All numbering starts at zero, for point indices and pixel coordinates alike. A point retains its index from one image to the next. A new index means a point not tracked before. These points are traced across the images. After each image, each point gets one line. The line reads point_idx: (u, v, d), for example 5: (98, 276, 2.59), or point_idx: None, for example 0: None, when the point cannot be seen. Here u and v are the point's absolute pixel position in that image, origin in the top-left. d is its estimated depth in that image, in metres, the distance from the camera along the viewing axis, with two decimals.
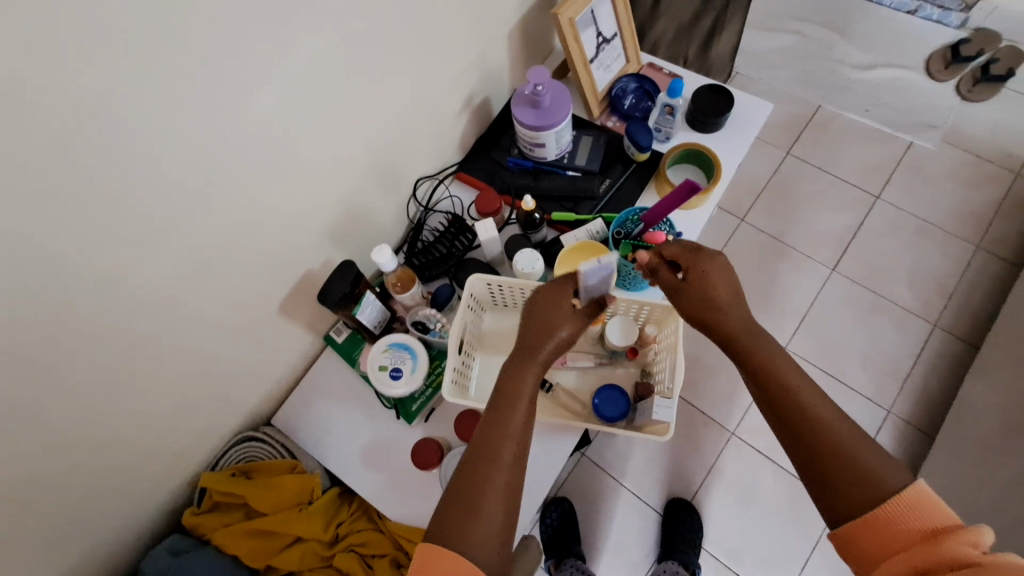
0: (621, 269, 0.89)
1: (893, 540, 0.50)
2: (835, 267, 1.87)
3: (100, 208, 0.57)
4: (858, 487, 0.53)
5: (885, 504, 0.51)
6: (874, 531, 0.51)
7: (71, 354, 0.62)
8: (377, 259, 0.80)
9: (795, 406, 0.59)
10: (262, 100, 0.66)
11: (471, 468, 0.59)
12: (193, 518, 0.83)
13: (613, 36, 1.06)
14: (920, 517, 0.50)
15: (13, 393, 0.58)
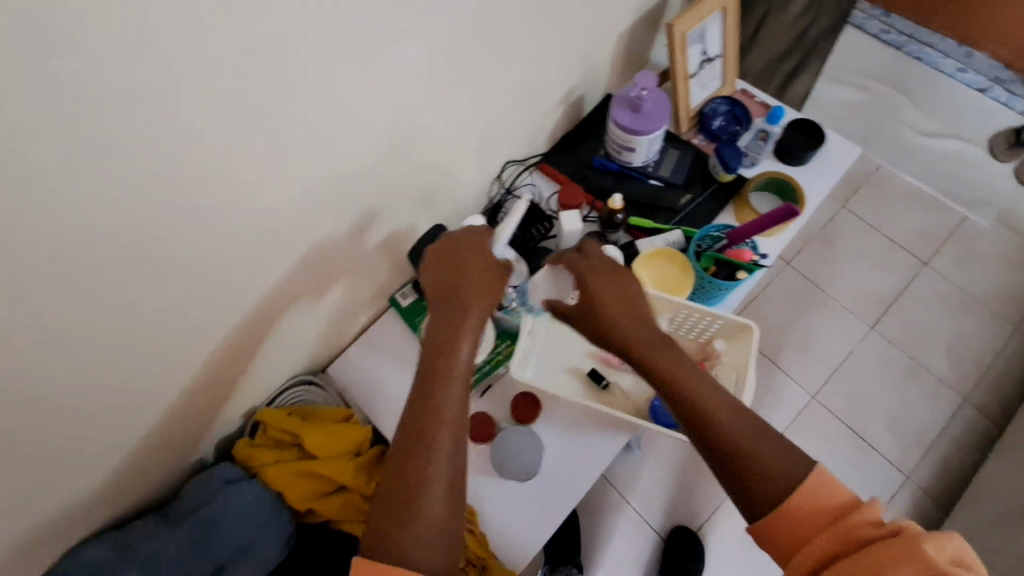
0: (698, 283, 0.90)
1: (807, 529, 0.52)
2: (873, 326, 1.86)
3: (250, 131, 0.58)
4: (769, 477, 0.54)
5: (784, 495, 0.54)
6: (782, 519, 0.53)
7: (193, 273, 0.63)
8: (468, 227, 0.81)
9: (726, 407, 0.59)
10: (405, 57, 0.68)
11: (409, 456, 0.54)
12: (245, 450, 0.86)
13: (715, 57, 1.08)
14: (824, 498, 0.52)
15: (140, 302, 0.59)
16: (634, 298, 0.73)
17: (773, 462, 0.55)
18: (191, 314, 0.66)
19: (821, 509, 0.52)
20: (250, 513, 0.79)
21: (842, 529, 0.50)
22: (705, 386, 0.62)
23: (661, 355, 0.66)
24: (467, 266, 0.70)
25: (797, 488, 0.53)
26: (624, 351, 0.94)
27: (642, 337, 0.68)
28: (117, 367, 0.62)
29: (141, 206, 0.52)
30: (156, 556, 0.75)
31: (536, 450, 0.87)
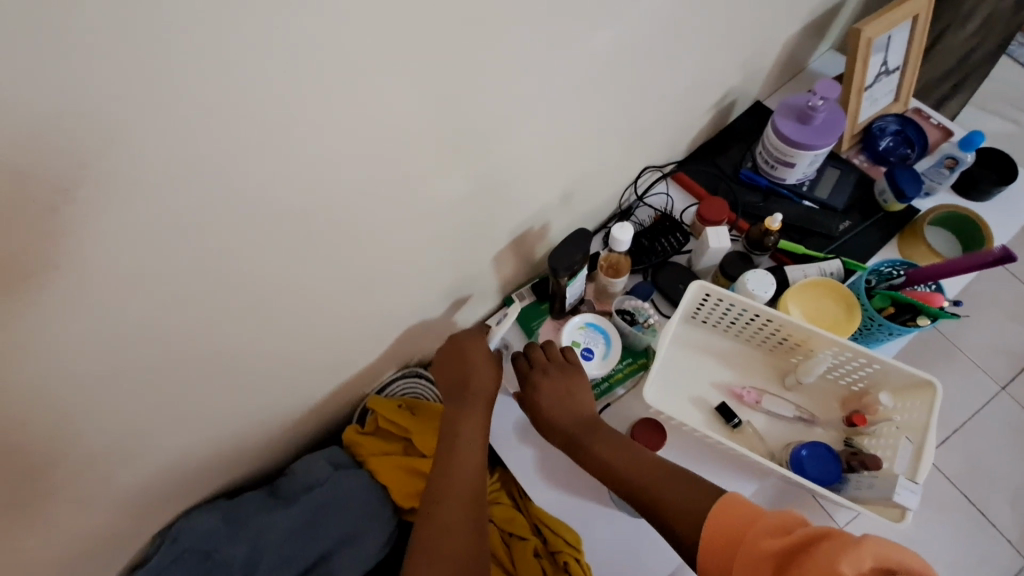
0: (863, 322, 0.79)
1: (730, 549, 0.52)
2: (1006, 387, 1.66)
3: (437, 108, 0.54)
4: (680, 515, 0.58)
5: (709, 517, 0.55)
6: (716, 546, 0.53)
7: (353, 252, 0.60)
8: (617, 234, 0.75)
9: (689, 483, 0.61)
10: (593, 47, 0.63)
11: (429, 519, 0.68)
12: (355, 436, 0.83)
13: (894, 70, 0.96)
14: (743, 515, 0.54)
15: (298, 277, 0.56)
16: (575, 389, 0.75)
17: (674, 506, 0.59)
18: (337, 289, 0.64)
19: (739, 524, 0.53)
20: (360, 502, 0.77)
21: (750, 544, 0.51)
22: (642, 463, 0.66)
23: (612, 447, 0.69)
24: (472, 354, 0.79)
25: (719, 505, 0.55)
26: (760, 388, 0.85)
27: (625, 451, 0.68)
28: (269, 334, 0.62)
29: (333, 181, 0.49)
30: (265, 531, 0.73)
31: None
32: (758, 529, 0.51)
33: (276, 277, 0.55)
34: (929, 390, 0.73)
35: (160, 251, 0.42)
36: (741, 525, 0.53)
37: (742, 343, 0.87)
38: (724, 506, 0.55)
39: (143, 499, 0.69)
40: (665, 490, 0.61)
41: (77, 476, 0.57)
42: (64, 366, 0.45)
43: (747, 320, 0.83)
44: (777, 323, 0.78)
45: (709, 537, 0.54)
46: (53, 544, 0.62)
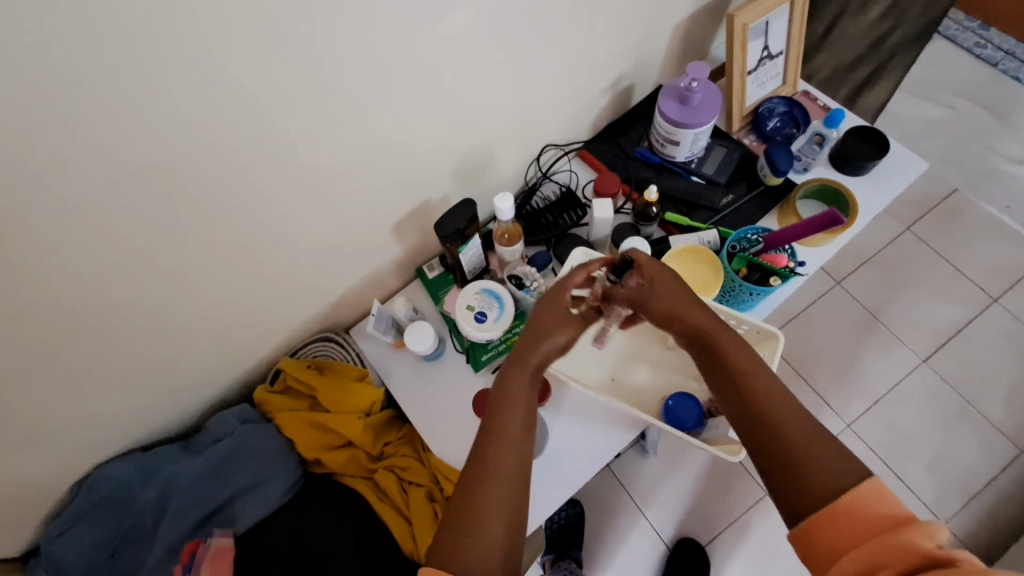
0: (727, 284, 0.86)
1: (858, 536, 0.51)
2: (925, 359, 1.76)
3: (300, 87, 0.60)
4: (820, 482, 0.54)
5: (848, 497, 0.52)
6: (838, 523, 0.52)
7: (236, 216, 0.67)
8: (498, 204, 0.82)
9: (782, 418, 0.59)
10: (457, 28, 0.69)
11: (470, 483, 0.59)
12: (264, 394, 0.89)
13: (778, 54, 1.03)
14: (881, 507, 0.51)
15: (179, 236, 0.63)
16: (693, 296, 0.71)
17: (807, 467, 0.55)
18: (229, 252, 0.71)
19: (878, 521, 0.51)
20: (265, 453, 0.84)
21: (887, 538, 0.49)
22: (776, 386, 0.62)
23: (766, 379, 0.63)
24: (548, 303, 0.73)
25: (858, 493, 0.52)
26: (643, 347, 0.93)
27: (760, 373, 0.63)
28: (166, 295, 0.69)
29: (190, 144, 0.56)
30: (175, 479, 0.80)
31: (543, 435, 0.88)
32: (898, 529, 0.49)
33: (153, 237, 0.61)
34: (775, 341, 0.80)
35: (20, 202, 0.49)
36: (883, 522, 0.50)
37: None
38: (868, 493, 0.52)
39: (58, 451, 0.75)
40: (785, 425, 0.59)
41: None
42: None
43: None
44: None
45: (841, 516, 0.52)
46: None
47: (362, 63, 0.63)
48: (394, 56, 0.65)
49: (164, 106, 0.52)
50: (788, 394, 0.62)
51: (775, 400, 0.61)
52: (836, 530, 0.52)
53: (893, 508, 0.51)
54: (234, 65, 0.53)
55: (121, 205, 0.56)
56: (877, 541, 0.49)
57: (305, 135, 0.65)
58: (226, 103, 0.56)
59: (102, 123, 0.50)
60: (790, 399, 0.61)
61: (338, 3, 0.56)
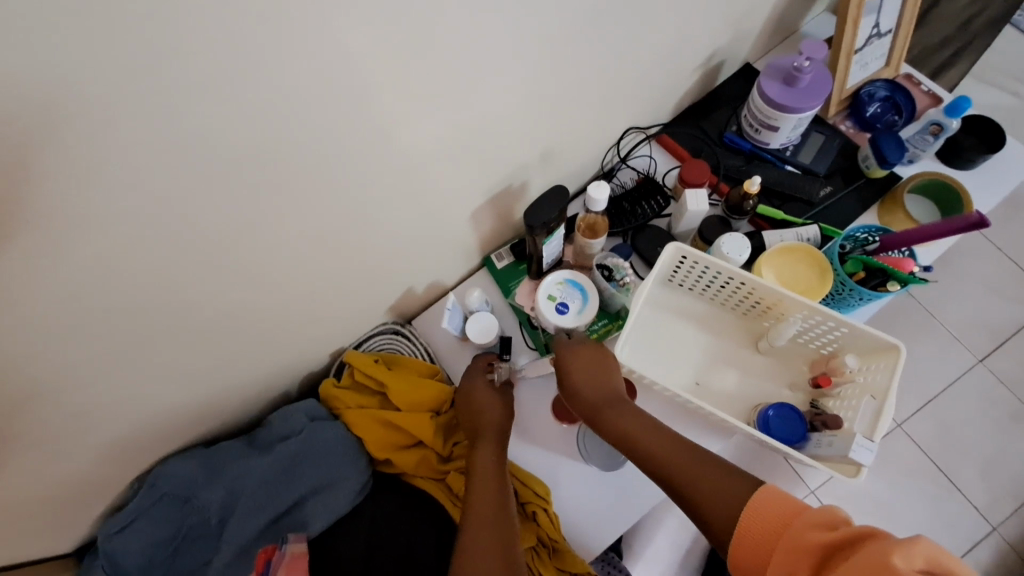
0: (836, 287, 0.79)
1: (768, 543, 0.52)
2: (983, 359, 1.69)
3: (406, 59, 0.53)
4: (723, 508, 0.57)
5: (746, 506, 0.55)
6: (749, 533, 0.53)
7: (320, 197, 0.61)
8: (593, 193, 0.75)
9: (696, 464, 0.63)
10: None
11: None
12: (330, 389, 0.84)
13: (887, 32, 0.94)
14: (777, 507, 0.53)
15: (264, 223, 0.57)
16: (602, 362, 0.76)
17: (715, 497, 0.58)
18: (307, 235, 0.64)
19: (779, 518, 0.52)
20: (333, 451, 0.79)
21: (791, 536, 0.50)
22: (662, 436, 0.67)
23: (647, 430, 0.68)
24: (476, 404, 0.80)
25: (753, 501, 0.54)
26: (731, 352, 0.87)
27: (641, 427, 0.68)
28: (240, 283, 0.63)
29: (286, 118, 0.50)
30: (243, 477, 0.76)
31: None
32: (794, 524, 0.51)
33: (236, 221, 0.55)
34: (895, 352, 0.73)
35: (103, 182, 0.43)
36: (782, 519, 0.52)
37: (717, 307, 0.89)
38: (764, 497, 0.54)
39: (122, 446, 0.71)
40: (686, 474, 0.62)
41: (48, 421, 0.59)
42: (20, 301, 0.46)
43: (721, 283, 0.84)
44: (751, 287, 0.79)
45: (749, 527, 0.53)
46: (29, 489, 0.64)
47: (469, 28, 0.55)
48: (501, 25, 0.58)
49: (268, 75, 0.45)
50: (680, 442, 0.66)
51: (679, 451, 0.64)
52: (750, 540, 0.53)
53: (793, 502, 0.53)
54: (345, 29, 0.46)
55: (209, 186, 0.50)
56: (784, 543, 0.50)
57: (402, 110, 0.58)
58: (328, 71, 0.48)
59: (202, 98, 0.43)
60: (683, 445, 0.65)
61: None
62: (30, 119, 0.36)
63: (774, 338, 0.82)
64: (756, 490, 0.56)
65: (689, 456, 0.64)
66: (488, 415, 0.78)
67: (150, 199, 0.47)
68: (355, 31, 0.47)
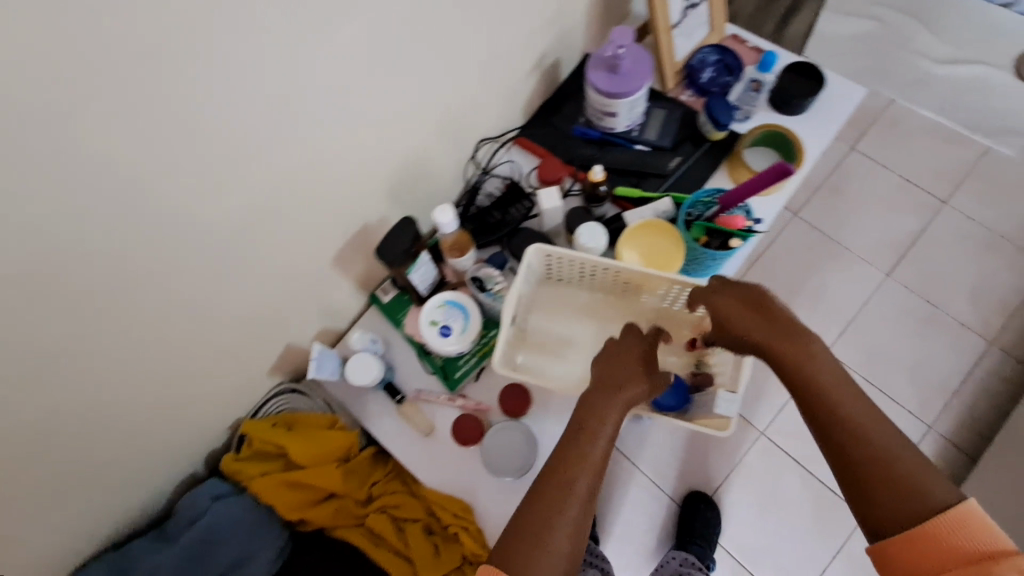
0: (689, 254, 0.84)
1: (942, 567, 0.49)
2: (889, 274, 1.75)
3: (169, 145, 0.53)
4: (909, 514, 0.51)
5: (930, 523, 0.50)
6: (923, 549, 0.50)
7: (144, 290, 0.61)
8: (439, 219, 0.76)
9: (871, 422, 0.57)
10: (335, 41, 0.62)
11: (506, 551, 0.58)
12: (232, 464, 0.82)
13: (700, 2, 0.98)
14: (973, 537, 0.48)
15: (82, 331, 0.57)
16: (759, 306, 0.67)
17: (931, 498, 0.51)
18: (145, 329, 0.64)
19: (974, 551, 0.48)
20: (242, 524, 0.79)
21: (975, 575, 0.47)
22: (848, 387, 0.59)
23: (832, 376, 0.60)
24: (623, 356, 0.73)
25: (955, 521, 0.49)
26: (619, 332, 0.90)
27: (827, 372, 0.61)
28: (84, 394, 0.62)
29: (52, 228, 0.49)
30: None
31: (532, 442, 0.85)
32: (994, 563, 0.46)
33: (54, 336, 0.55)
34: None
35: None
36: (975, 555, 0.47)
37: (597, 293, 0.92)
38: (954, 523, 0.49)
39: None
40: (873, 434, 0.56)
41: None
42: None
43: (591, 272, 0.86)
44: (614, 271, 0.82)
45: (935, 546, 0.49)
46: None
47: (236, 97, 0.56)
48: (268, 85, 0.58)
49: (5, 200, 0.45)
50: (858, 392, 0.59)
51: (859, 407, 0.58)
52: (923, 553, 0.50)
53: (993, 537, 0.48)
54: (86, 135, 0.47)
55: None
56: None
57: (199, 190, 0.59)
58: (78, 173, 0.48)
59: None
60: (863, 399, 0.59)
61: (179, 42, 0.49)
62: None
63: None
64: (961, 509, 0.50)
65: (876, 423, 0.56)
66: (637, 373, 0.71)
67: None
68: (103, 130, 0.48)
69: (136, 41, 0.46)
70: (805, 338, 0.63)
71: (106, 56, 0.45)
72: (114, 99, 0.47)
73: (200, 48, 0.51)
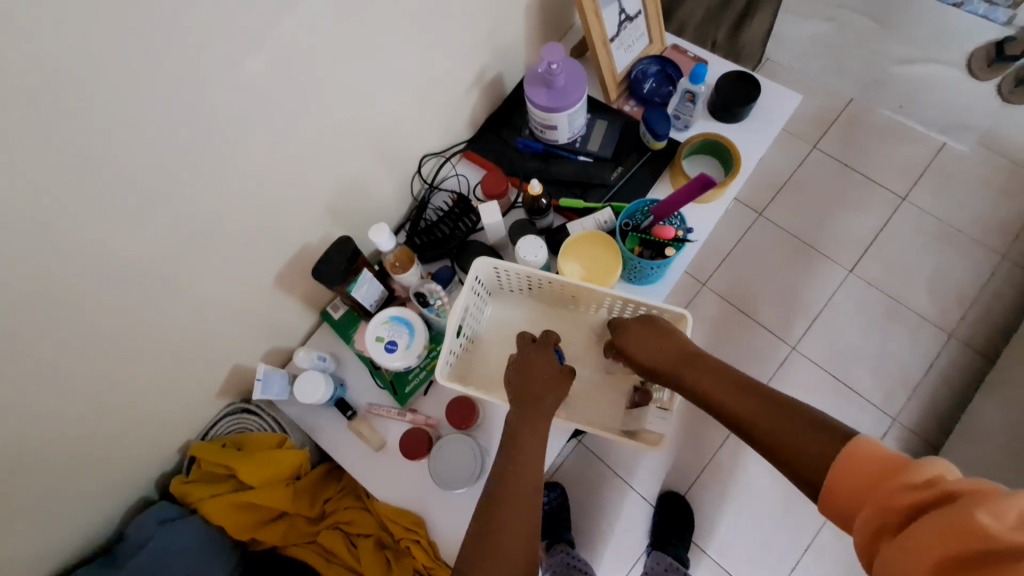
0: (626, 264, 0.86)
1: (861, 498, 0.48)
2: (851, 270, 1.78)
3: (81, 177, 0.54)
4: (815, 465, 0.51)
5: (836, 460, 0.50)
6: (839, 489, 0.49)
7: (73, 318, 0.62)
8: (374, 238, 0.78)
9: (757, 408, 0.59)
10: (254, 68, 0.63)
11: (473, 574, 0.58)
12: (181, 486, 0.83)
13: (637, 15, 1.00)
14: (873, 461, 0.48)
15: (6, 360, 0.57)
16: (659, 337, 0.74)
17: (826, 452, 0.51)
18: (79, 355, 0.65)
19: (875, 473, 0.47)
20: (191, 547, 0.79)
21: (884, 497, 0.46)
22: (734, 385, 0.63)
23: (721, 384, 0.64)
24: (536, 368, 0.76)
25: (848, 452, 0.49)
26: (566, 344, 0.92)
27: (717, 381, 0.64)
28: (17, 424, 0.63)
29: None
30: None
31: (479, 454, 0.85)
32: (896, 478, 0.46)
33: None
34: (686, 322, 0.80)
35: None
36: (880, 473, 0.47)
37: (545, 305, 0.94)
38: (853, 451, 0.49)
39: None
40: (766, 425, 0.57)
41: None
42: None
43: (536, 284, 0.88)
44: (555, 283, 0.83)
45: (844, 482, 0.49)
46: None
47: (151, 129, 0.57)
48: (186, 115, 0.59)
49: None
50: (749, 384, 0.62)
51: (743, 402, 0.60)
52: (846, 494, 0.49)
53: (890, 451, 0.48)
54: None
55: None
56: (872, 502, 0.47)
57: (122, 220, 0.60)
58: None
59: None
60: (756, 389, 0.61)
61: (80, 77, 0.50)
62: None
63: None
64: (852, 443, 0.50)
65: (772, 410, 0.58)
66: (552, 383, 0.75)
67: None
68: (9, 169, 0.49)
69: (33, 79, 0.47)
70: (698, 356, 0.69)
71: (6, 94, 0.46)
72: (15, 136, 0.48)
73: (104, 82, 0.52)
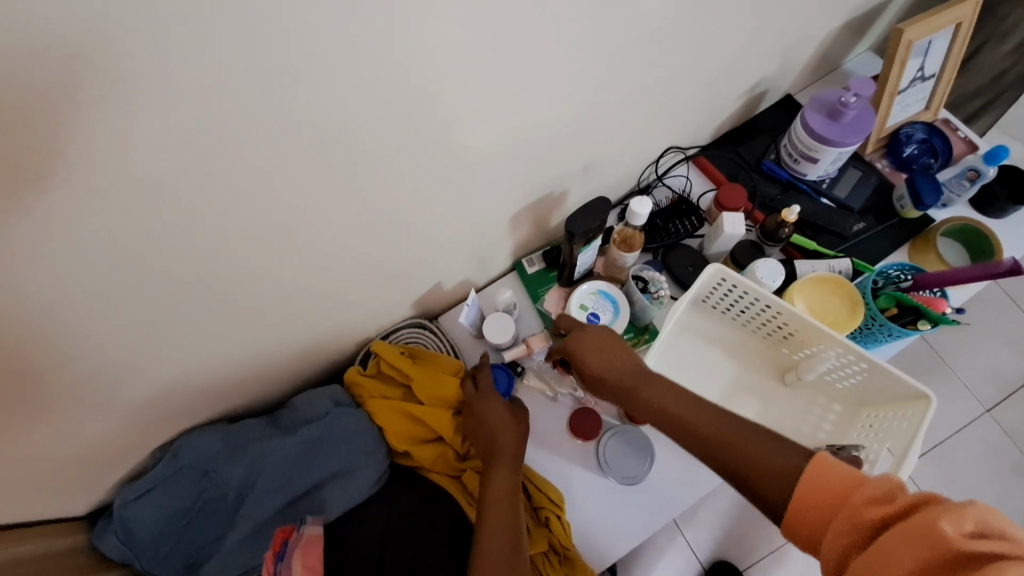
0: (867, 321, 0.82)
1: (819, 514, 0.47)
2: (990, 409, 1.52)
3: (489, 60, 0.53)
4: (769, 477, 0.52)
5: (798, 474, 0.50)
6: (802, 511, 0.48)
7: (379, 193, 0.61)
8: (636, 207, 0.77)
9: (734, 430, 0.58)
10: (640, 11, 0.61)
11: None
12: (356, 376, 0.86)
13: (929, 77, 0.95)
14: (832, 482, 0.47)
15: (320, 205, 0.56)
16: (615, 345, 0.73)
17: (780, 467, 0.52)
18: (360, 226, 0.64)
19: (836, 491, 0.47)
20: (356, 436, 0.80)
21: (845, 515, 0.45)
22: (696, 406, 0.63)
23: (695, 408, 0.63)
24: (488, 419, 0.79)
25: (810, 468, 0.49)
26: (755, 381, 0.88)
27: (680, 405, 0.64)
28: (284, 269, 0.63)
29: (364, 107, 0.49)
30: (264, 456, 0.77)
31: (646, 458, 0.84)
32: (857, 497, 0.45)
33: (300, 206, 0.55)
34: (929, 404, 0.71)
35: (186, 150, 0.41)
36: (840, 490, 0.47)
37: (745, 333, 0.90)
38: (816, 465, 0.49)
39: (145, 416, 0.70)
40: (739, 445, 0.57)
41: (76, 385, 0.57)
42: (78, 267, 0.45)
43: (755, 310, 0.84)
44: (782, 314, 0.80)
45: (805, 499, 0.48)
46: (52, 452, 0.62)
47: (542, 37, 0.55)
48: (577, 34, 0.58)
49: (355, 66, 0.44)
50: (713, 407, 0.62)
51: (710, 422, 0.61)
52: (808, 512, 0.48)
53: (853, 472, 0.47)
54: (443, 30, 0.46)
55: (281, 167, 0.49)
56: (833, 523, 0.45)
57: (468, 114, 0.58)
58: (414, 65, 0.48)
59: (302, 87, 0.43)
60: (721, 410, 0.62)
61: None
62: (149, 82, 0.36)
63: (800, 374, 0.84)
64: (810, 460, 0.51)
65: (743, 431, 0.58)
66: (498, 427, 0.78)
67: (218, 172, 0.45)
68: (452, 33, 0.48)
69: None
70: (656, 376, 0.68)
71: None
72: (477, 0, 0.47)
73: None
